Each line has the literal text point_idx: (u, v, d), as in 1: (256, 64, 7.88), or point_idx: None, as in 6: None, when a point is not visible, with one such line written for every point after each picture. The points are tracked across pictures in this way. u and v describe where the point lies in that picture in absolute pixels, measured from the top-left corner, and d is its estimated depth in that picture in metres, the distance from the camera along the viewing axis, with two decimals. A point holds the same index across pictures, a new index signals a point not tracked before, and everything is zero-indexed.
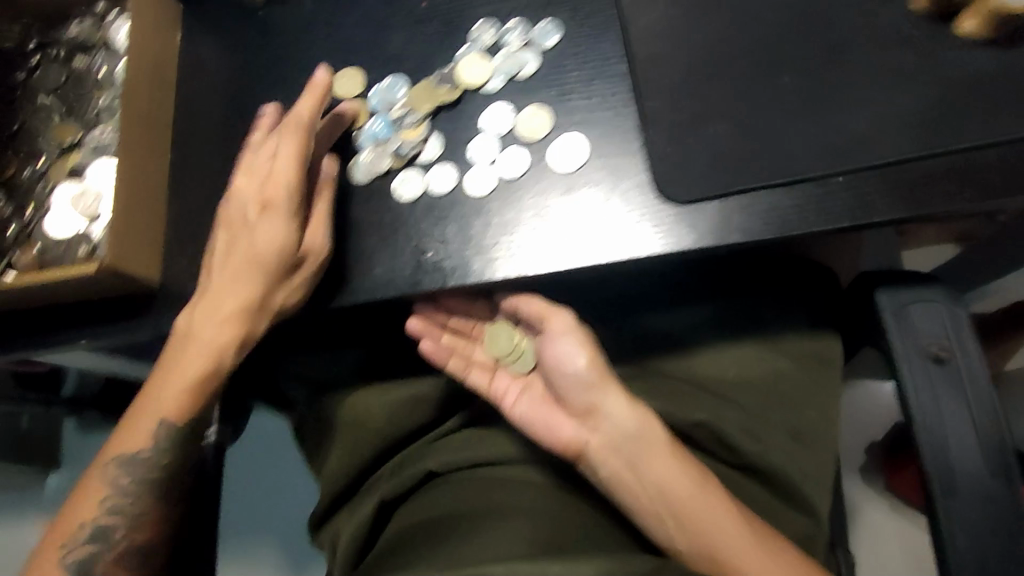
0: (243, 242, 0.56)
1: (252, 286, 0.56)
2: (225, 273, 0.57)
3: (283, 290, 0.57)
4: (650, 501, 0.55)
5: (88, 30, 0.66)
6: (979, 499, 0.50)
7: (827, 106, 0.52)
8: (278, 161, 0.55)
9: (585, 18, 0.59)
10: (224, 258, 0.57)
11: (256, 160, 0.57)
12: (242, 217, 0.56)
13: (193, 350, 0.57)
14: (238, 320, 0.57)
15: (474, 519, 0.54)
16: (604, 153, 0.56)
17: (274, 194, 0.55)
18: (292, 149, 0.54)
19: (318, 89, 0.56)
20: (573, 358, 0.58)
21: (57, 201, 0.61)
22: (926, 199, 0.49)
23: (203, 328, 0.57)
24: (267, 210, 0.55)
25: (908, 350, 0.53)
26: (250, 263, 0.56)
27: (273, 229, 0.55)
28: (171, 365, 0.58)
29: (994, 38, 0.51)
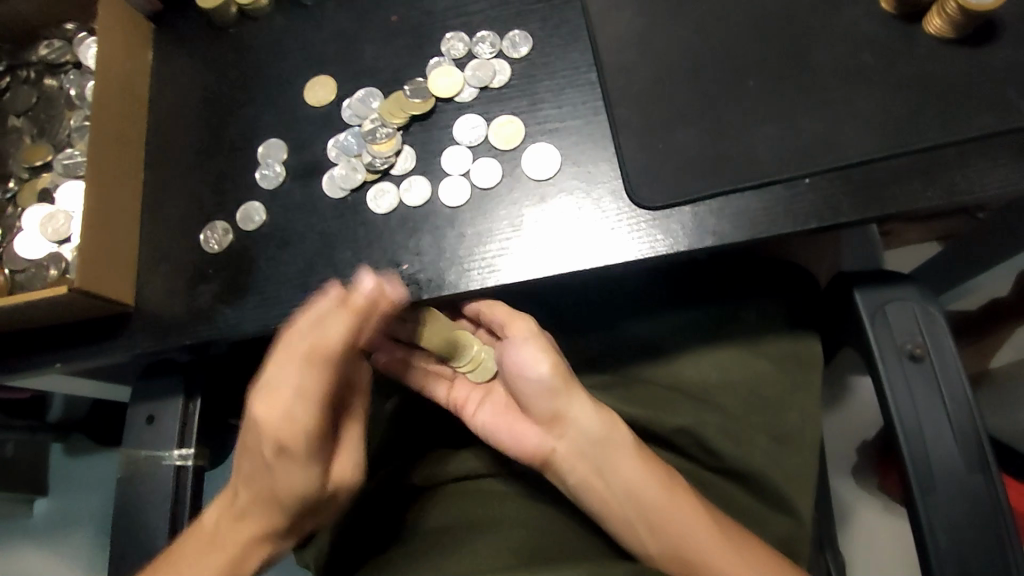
0: (264, 475, 0.48)
1: (276, 516, 0.51)
2: (247, 502, 0.51)
3: (303, 519, 0.52)
4: (620, 506, 0.55)
5: (58, 51, 0.66)
6: (955, 492, 0.50)
7: (795, 108, 0.53)
8: (299, 401, 0.44)
9: (554, 28, 0.60)
10: (246, 481, 0.50)
11: (263, 385, 0.44)
12: (257, 441, 0.46)
13: (207, 560, 0.51)
14: (260, 543, 0.52)
15: (456, 534, 0.54)
16: (576, 160, 0.56)
17: (295, 443, 0.44)
18: (317, 402, 0.44)
19: (356, 305, 0.45)
20: (535, 365, 0.57)
21: (28, 223, 0.60)
22: (894, 198, 0.50)
23: (221, 540, 0.52)
24: (287, 455, 0.45)
25: (884, 348, 0.53)
26: (274, 502, 0.49)
27: (297, 476, 0.47)
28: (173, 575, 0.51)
29: (954, 38, 0.52)
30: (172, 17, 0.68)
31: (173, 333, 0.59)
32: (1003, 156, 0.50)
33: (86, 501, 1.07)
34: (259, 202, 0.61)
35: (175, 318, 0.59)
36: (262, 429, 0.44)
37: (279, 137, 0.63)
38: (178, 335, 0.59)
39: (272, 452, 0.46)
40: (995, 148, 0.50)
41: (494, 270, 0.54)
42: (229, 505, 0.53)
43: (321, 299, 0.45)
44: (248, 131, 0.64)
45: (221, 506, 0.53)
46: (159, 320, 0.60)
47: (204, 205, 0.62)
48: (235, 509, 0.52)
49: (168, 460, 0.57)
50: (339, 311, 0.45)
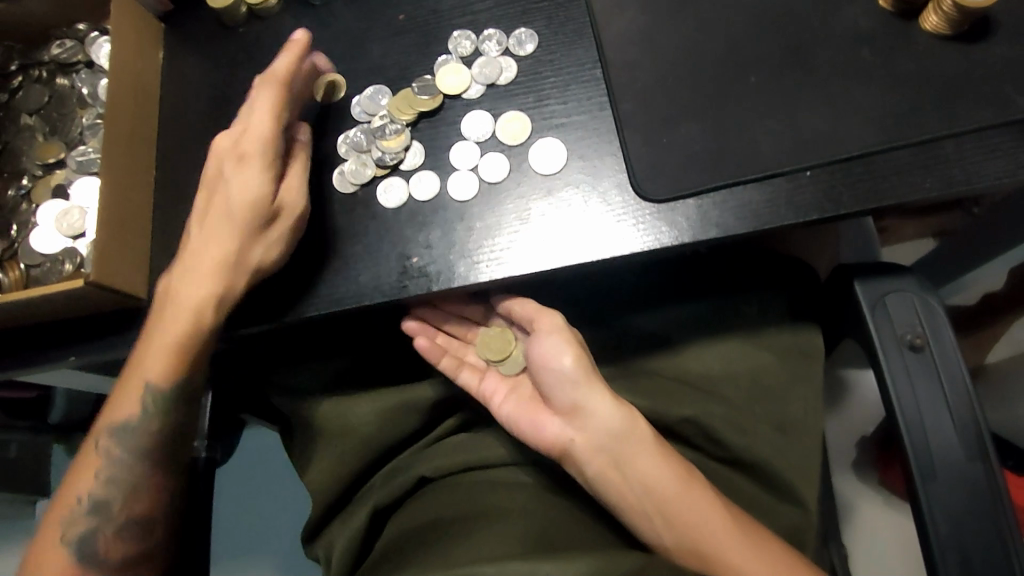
0: (221, 189, 0.56)
1: (227, 239, 0.55)
2: (202, 233, 0.56)
3: (260, 249, 0.56)
4: (636, 498, 0.56)
5: (70, 50, 0.67)
6: (956, 481, 0.51)
7: (796, 103, 0.54)
8: (258, 112, 0.55)
9: (560, 26, 0.61)
10: (200, 226, 0.57)
11: (226, 145, 0.57)
12: (221, 173, 0.57)
13: (169, 319, 0.56)
14: (209, 285, 0.55)
15: (468, 525, 0.55)
16: (582, 155, 0.57)
17: (252, 146, 0.55)
18: (270, 96, 0.56)
19: (295, 46, 0.57)
20: (559, 357, 0.58)
21: (43, 219, 0.61)
22: (894, 189, 0.51)
23: (178, 303, 0.56)
24: (246, 157, 0.55)
25: (884, 340, 0.54)
26: (224, 254, 0.55)
27: (252, 176, 0.55)
28: (150, 342, 0.57)
29: (951, 34, 0.54)
30: (181, 18, 0.69)
31: None
32: (1000, 148, 0.51)
33: None
34: None
35: None
36: (228, 148, 0.57)
37: None
38: None
39: (231, 163, 0.56)
40: (991, 141, 0.51)
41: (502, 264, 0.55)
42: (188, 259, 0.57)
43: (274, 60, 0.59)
44: None
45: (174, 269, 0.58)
46: None
47: None
48: (189, 258, 0.57)
49: None
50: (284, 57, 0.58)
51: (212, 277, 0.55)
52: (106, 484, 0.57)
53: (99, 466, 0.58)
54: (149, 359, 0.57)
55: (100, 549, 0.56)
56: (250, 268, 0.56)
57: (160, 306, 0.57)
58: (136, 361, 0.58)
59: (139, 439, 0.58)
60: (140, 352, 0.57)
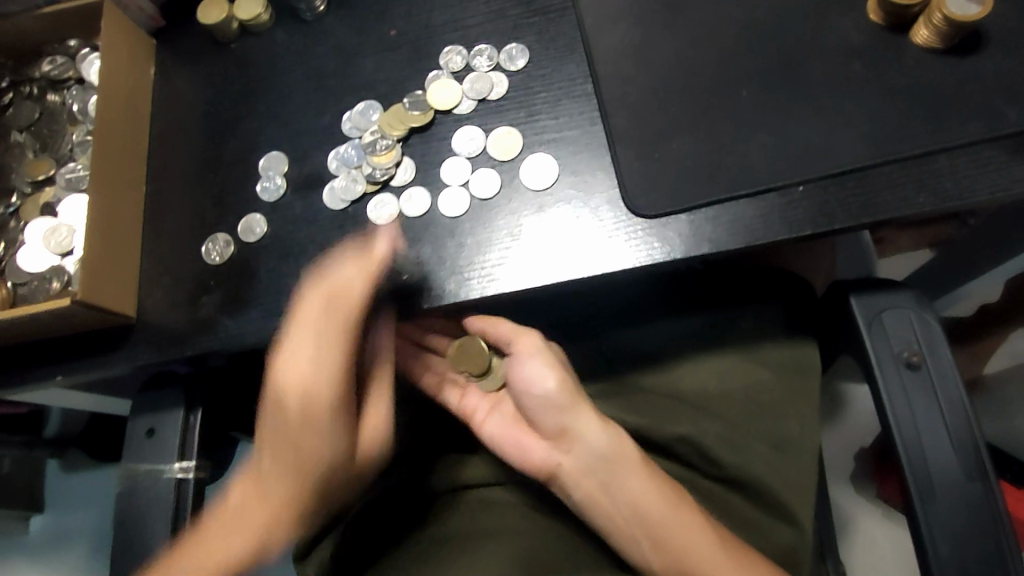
0: (291, 438, 0.54)
1: (295, 487, 0.55)
2: (271, 468, 0.55)
3: (324, 498, 0.56)
4: (626, 523, 0.55)
5: (60, 67, 0.66)
6: (956, 499, 0.50)
7: (788, 116, 0.54)
8: (324, 360, 0.53)
9: (551, 40, 0.61)
10: (270, 459, 0.55)
11: (286, 384, 0.53)
12: (284, 414, 0.54)
13: (228, 539, 0.54)
14: (277, 531, 0.55)
15: (457, 544, 0.54)
16: (573, 171, 0.57)
17: (316, 391, 0.53)
18: (340, 361, 0.53)
19: (365, 270, 0.53)
20: (541, 379, 0.58)
21: (31, 236, 0.60)
22: (887, 204, 0.51)
23: (231, 547, 0.53)
24: (313, 405, 0.53)
25: (881, 357, 0.54)
26: (301, 479, 0.55)
27: (328, 427, 0.54)
28: (200, 556, 0.52)
29: (942, 48, 0.53)
30: (173, 34, 0.69)
31: (174, 345, 0.59)
32: (993, 163, 0.51)
33: (82, 518, 1.07)
34: (261, 214, 0.62)
35: (176, 331, 0.60)
36: (288, 401, 0.53)
37: (280, 150, 0.63)
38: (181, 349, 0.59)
39: (296, 407, 0.53)
40: (982, 155, 0.51)
41: (490, 280, 0.55)
42: (256, 480, 0.56)
43: (329, 276, 0.54)
44: (249, 144, 0.64)
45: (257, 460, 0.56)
46: (161, 331, 0.60)
47: (206, 217, 0.63)
48: (260, 479, 0.56)
49: (169, 474, 0.57)
50: (357, 282, 0.53)
51: (277, 523, 0.55)
52: None
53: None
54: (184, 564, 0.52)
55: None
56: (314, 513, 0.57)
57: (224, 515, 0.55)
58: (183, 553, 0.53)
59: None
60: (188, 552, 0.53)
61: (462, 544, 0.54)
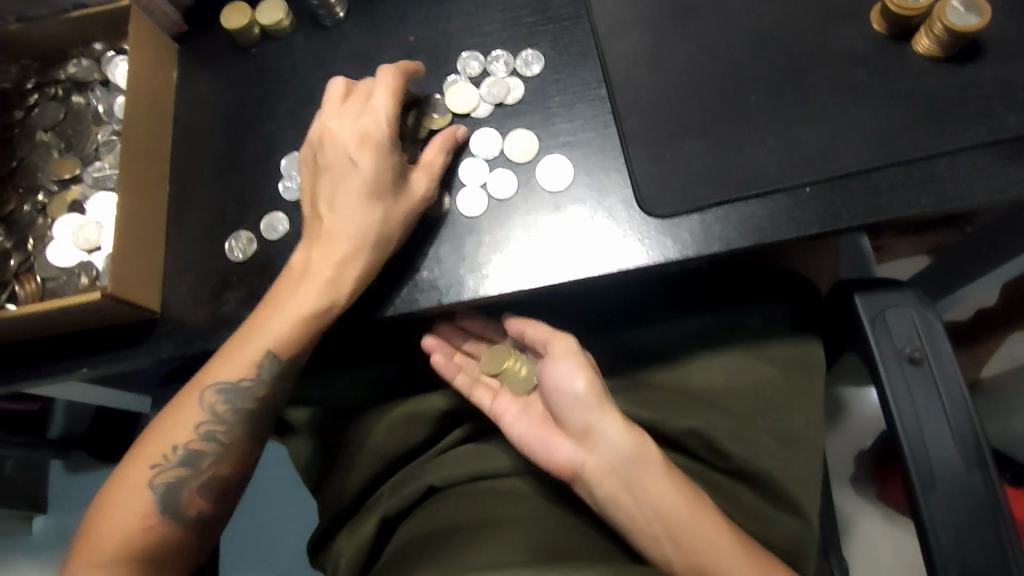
0: (344, 164, 0.57)
1: (363, 215, 0.56)
2: (336, 211, 0.57)
3: (391, 227, 0.56)
4: (645, 520, 0.56)
5: (86, 69, 0.68)
6: (957, 490, 0.52)
7: (795, 121, 0.56)
8: (379, 104, 0.57)
9: (565, 47, 0.63)
10: (330, 206, 0.57)
11: (341, 110, 0.58)
12: (340, 161, 0.57)
13: (301, 294, 0.56)
14: (349, 262, 0.56)
15: (471, 533, 0.55)
16: (588, 172, 0.59)
17: (371, 131, 0.57)
18: (393, 87, 0.58)
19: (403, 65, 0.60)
20: (572, 379, 0.60)
21: (59, 233, 0.62)
22: (889, 205, 0.53)
23: (317, 273, 0.56)
24: (367, 138, 0.57)
25: (884, 354, 0.56)
26: (360, 234, 0.56)
27: (381, 161, 0.57)
28: (261, 331, 0.56)
29: (942, 57, 0.56)
30: (195, 39, 0.71)
31: (199, 338, 0.61)
32: (991, 166, 0.53)
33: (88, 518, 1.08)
34: (283, 212, 0.63)
35: (200, 326, 0.62)
36: (345, 132, 0.57)
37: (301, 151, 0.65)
38: (205, 344, 0.61)
39: (353, 139, 0.57)
40: (981, 158, 0.53)
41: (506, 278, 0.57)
42: (318, 234, 0.58)
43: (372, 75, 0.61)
44: (270, 145, 0.66)
45: (308, 247, 0.58)
46: (185, 326, 0.62)
47: (229, 216, 0.65)
48: (320, 237, 0.57)
49: None
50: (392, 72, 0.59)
51: (345, 251, 0.56)
52: (204, 436, 0.56)
53: (198, 416, 0.56)
54: (259, 343, 0.56)
55: (182, 500, 0.55)
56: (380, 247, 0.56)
57: (286, 280, 0.58)
58: (247, 336, 0.57)
59: (243, 400, 0.57)
60: (252, 327, 0.57)
61: (476, 530, 0.55)
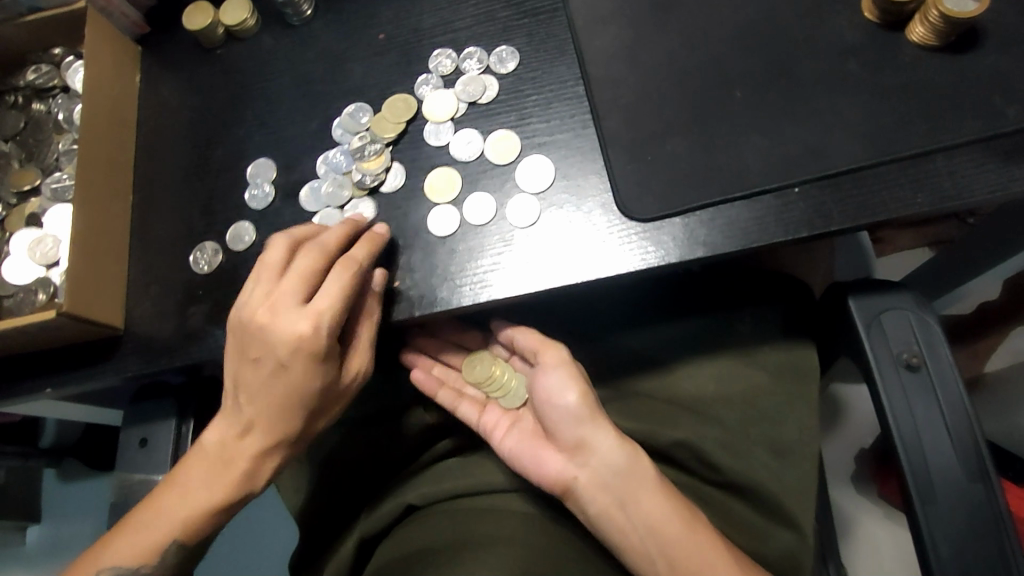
0: (272, 366, 0.50)
1: (289, 418, 0.52)
2: (253, 402, 0.52)
3: (314, 423, 0.54)
4: (639, 539, 0.53)
5: (45, 75, 0.65)
6: (961, 505, 0.49)
7: (782, 116, 0.53)
8: (326, 303, 0.49)
9: (541, 43, 0.60)
10: (251, 398, 0.51)
11: (281, 298, 0.49)
12: (267, 359, 0.50)
13: (214, 483, 0.52)
14: (268, 454, 0.53)
15: (449, 551, 0.51)
16: (566, 174, 0.56)
17: (311, 343, 0.49)
18: (341, 275, 0.50)
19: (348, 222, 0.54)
20: (563, 392, 0.58)
21: (17, 249, 0.60)
22: (882, 205, 0.50)
23: (237, 463, 0.53)
24: (303, 350, 0.49)
25: (879, 359, 0.53)
26: (287, 431, 0.52)
27: (314, 372, 0.50)
28: (166, 515, 0.52)
29: (937, 46, 0.53)
30: (160, 40, 0.68)
31: (163, 356, 0.58)
32: (991, 161, 0.50)
33: (78, 526, 1.06)
34: (250, 222, 0.61)
35: (166, 342, 0.59)
36: (277, 339, 0.49)
37: (268, 156, 0.63)
38: (168, 362, 0.58)
39: (284, 351, 0.49)
40: (981, 154, 0.50)
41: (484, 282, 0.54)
42: (234, 419, 0.53)
43: (318, 242, 0.51)
44: (237, 151, 0.63)
45: (222, 424, 0.53)
46: (149, 342, 0.59)
47: (195, 226, 0.62)
48: (239, 418, 0.52)
49: None
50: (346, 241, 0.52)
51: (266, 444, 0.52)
52: None
53: None
54: (163, 531, 0.51)
55: None
56: (303, 440, 0.55)
57: (202, 454, 0.53)
58: (153, 510, 0.52)
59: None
60: (159, 502, 0.52)
61: (457, 547, 0.51)
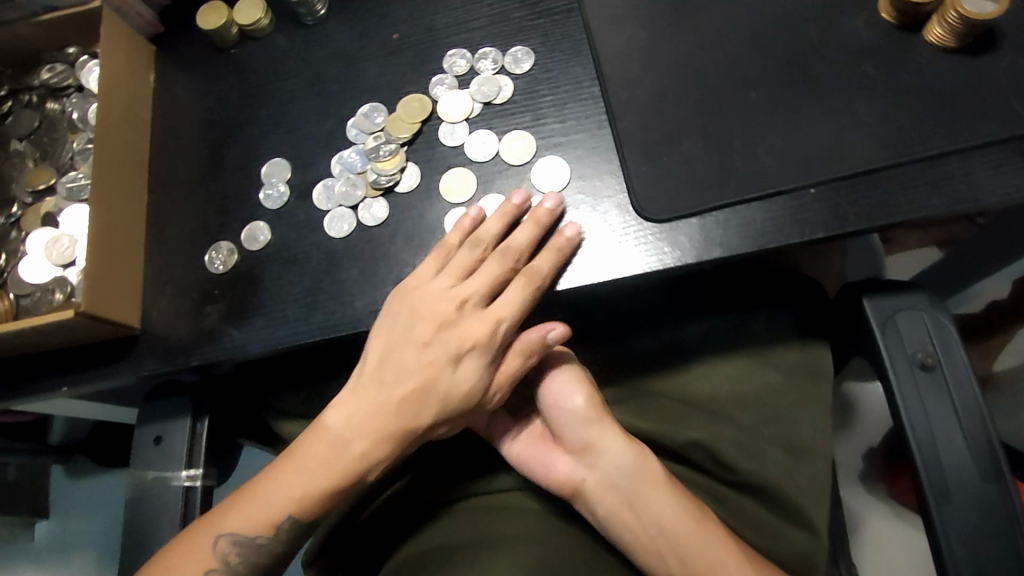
0: (432, 355, 0.53)
1: (427, 409, 0.53)
2: (395, 386, 0.53)
3: (441, 427, 0.54)
4: (651, 540, 0.53)
5: (60, 75, 0.65)
6: (973, 505, 0.49)
7: (797, 117, 0.53)
8: (506, 306, 0.52)
9: (556, 43, 0.60)
10: (393, 377, 0.53)
11: (469, 298, 0.53)
12: (430, 347, 0.53)
13: (343, 463, 0.52)
14: (386, 446, 0.53)
15: (466, 549, 0.51)
16: (581, 175, 0.56)
17: (483, 339, 0.52)
18: (524, 287, 0.52)
19: (536, 217, 0.53)
20: (570, 396, 0.58)
21: (33, 248, 0.60)
22: (899, 206, 0.50)
23: (360, 445, 0.52)
24: (474, 347, 0.52)
25: (894, 360, 0.53)
26: (417, 426, 0.53)
27: (472, 370, 0.53)
28: (289, 486, 0.52)
29: (954, 47, 0.53)
30: (173, 40, 0.69)
31: (179, 354, 0.59)
32: (1008, 162, 0.50)
33: (88, 524, 1.06)
34: (265, 221, 0.61)
35: (182, 342, 0.59)
36: (451, 331, 0.53)
37: (282, 156, 0.63)
38: (184, 361, 0.58)
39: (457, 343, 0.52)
40: (999, 155, 0.50)
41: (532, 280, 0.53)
42: (373, 400, 0.53)
43: (509, 242, 0.53)
44: (252, 150, 0.64)
45: (349, 402, 0.53)
46: (165, 341, 0.59)
47: (209, 225, 0.62)
48: (375, 400, 0.53)
49: (176, 482, 0.57)
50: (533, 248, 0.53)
51: (387, 437, 0.53)
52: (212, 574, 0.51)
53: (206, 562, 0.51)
54: (283, 502, 0.51)
55: None
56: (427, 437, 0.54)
57: (329, 431, 0.53)
58: (279, 480, 0.52)
59: (258, 554, 0.52)
60: (284, 472, 0.52)
61: (473, 546, 0.51)
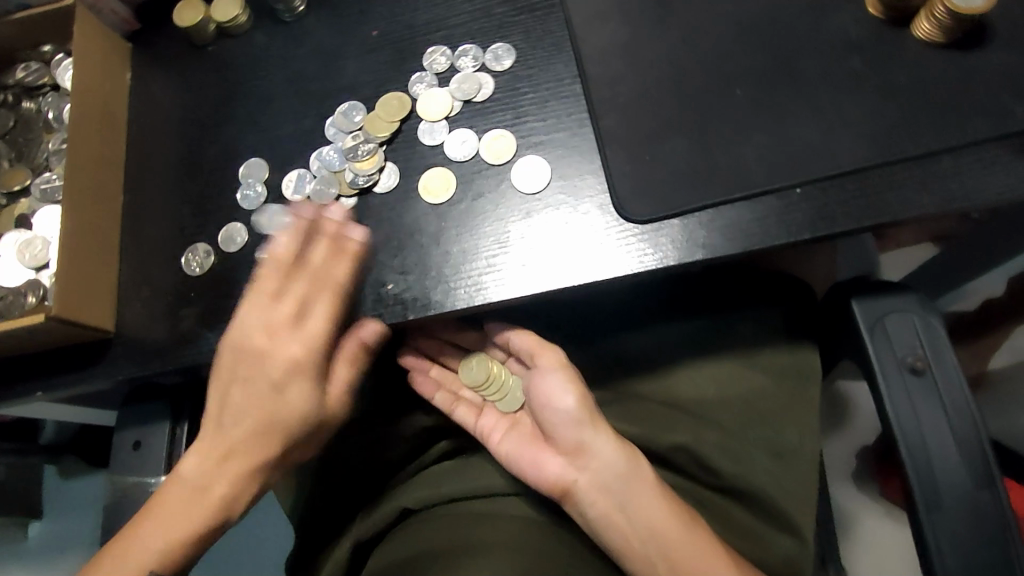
0: (261, 386, 0.53)
1: (271, 439, 0.53)
2: (236, 426, 0.53)
3: (293, 452, 0.55)
4: (642, 544, 0.53)
5: (35, 73, 0.64)
6: (967, 511, 0.48)
7: (782, 115, 0.52)
8: (318, 325, 0.53)
9: (537, 40, 0.59)
10: (234, 419, 0.53)
11: (278, 322, 0.52)
12: (261, 378, 0.53)
13: (194, 510, 0.52)
14: (244, 481, 0.54)
15: (450, 556, 0.50)
16: (563, 175, 0.55)
17: (303, 360, 0.53)
18: (328, 301, 0.53)
19: (329, 233, 0.53)
20: (562, 396, 0.57)
21: (7, 250, 0.59)
22: (885, 207, 0.48)
23: (215, 490, 0.53)
24: (298, 370, 0.53)
25: (884, 363, 0.52)
26: (263, 456, 0.54)
27: (302, 392, 0.53)
28: (149, 539, 0.51)
29: (944, 42, 0.51)
30: (150, 37, 0.67)
31: (155, 358, 0.58)
32: (997, 161, 0.49)
33: (77, 523, 1.05)
34: (241, 222, 0.60)
35: (158, 345, 0.58)
36: (271, 358, 0.52)
37: (260, 155, 0.62)
38: (159, 365, 0.57)
39: (278, 370, 0.53)
40: (988, 154, 0.49)
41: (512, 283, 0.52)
42: (212, 444, 0.53)
43: (307, 260, 0.53)
44: (229, 150, 0.62)
45: (195, 453, 0.53)
46: (140, 344, 0.58)
47: (186, 226, 0.61)
48: (216, 446, 0.53)
49: (156, 487, 0.56)
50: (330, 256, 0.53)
51: (241, 471, 0.53)
52: None
53: None
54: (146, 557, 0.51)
55: None
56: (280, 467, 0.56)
57: (179, 482, 0.53)
58: (136, 535, 0.51)
59: None
60: (142, 527, 0.52)
61: (455, 553, 0.50)
